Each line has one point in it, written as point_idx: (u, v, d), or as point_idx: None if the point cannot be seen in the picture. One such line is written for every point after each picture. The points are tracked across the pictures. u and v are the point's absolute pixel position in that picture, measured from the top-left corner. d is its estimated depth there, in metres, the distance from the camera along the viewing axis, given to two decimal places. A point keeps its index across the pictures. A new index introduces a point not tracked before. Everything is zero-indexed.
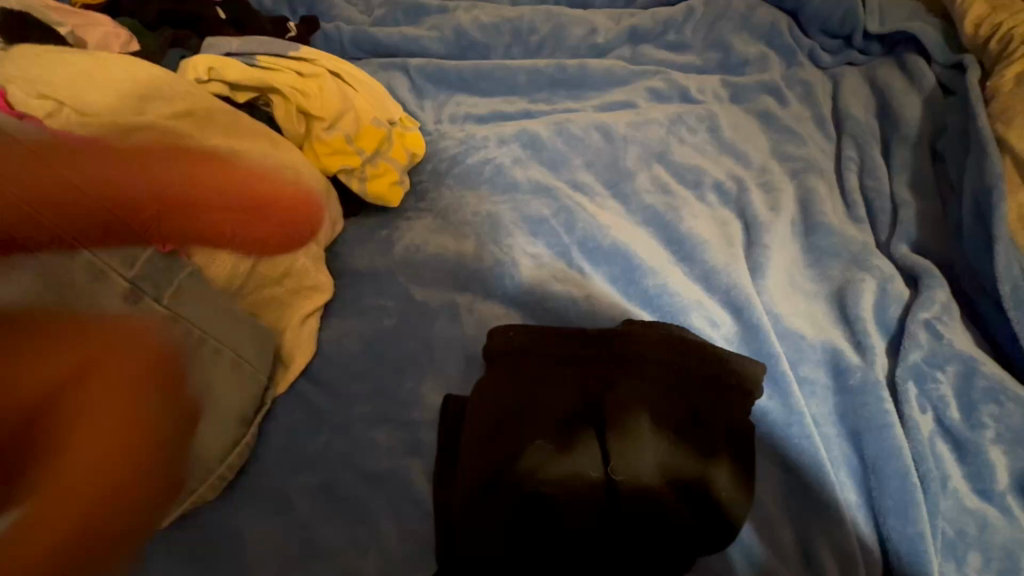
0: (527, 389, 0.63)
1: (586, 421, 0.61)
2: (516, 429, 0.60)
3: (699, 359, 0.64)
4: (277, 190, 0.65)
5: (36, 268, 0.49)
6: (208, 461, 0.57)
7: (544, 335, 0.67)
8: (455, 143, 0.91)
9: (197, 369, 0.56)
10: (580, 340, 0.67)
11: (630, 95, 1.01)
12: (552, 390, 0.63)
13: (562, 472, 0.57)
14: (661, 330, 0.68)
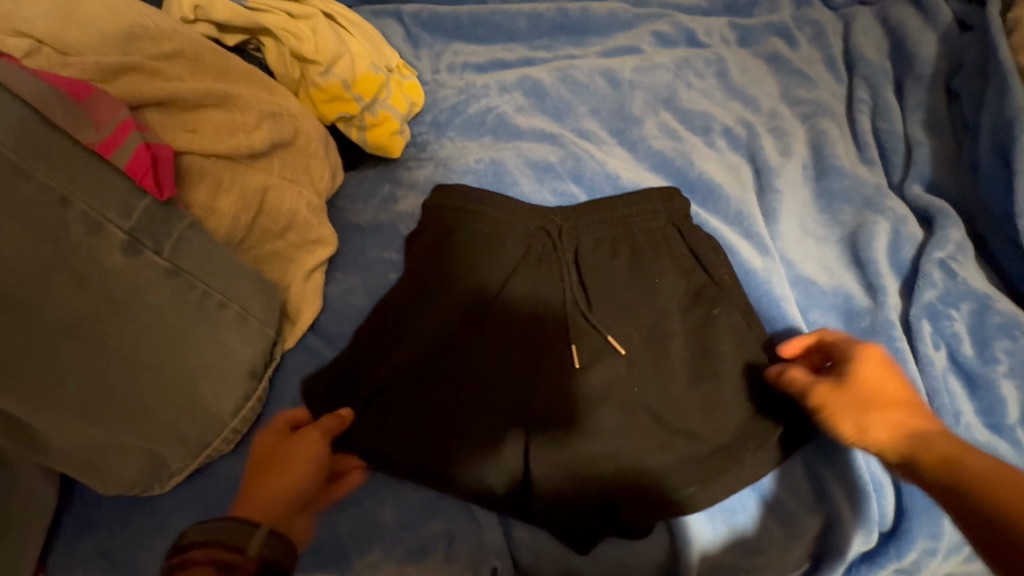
0: (468, 311, 0.67)
1: (478, 381, 0.63)
2: (466, 363, 0.64)
3: (505, 331, 0.66)
4: (297, 129, 0.64)
5: (180, 230, 0.55)
6: (220, 414, 0.58)
7: (457, 349, 0.65)
8: (454, 93, 0.89)
9: (205, 328, 0.56)
10: (441, 345, 0.65)
11: (634, 39, 0.98)
12: (475, 308, 0.67)
13: (526, 304, 0.67)
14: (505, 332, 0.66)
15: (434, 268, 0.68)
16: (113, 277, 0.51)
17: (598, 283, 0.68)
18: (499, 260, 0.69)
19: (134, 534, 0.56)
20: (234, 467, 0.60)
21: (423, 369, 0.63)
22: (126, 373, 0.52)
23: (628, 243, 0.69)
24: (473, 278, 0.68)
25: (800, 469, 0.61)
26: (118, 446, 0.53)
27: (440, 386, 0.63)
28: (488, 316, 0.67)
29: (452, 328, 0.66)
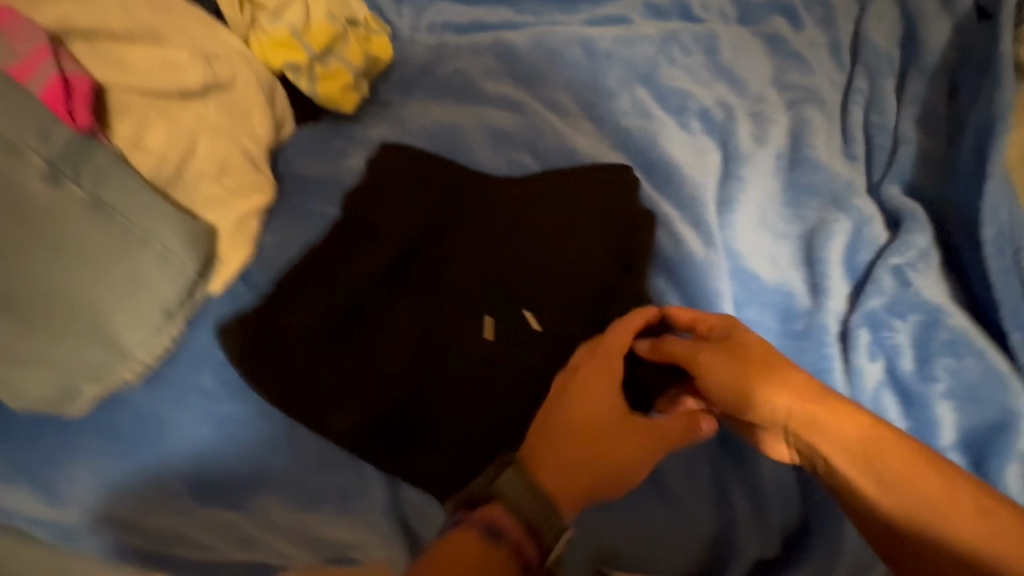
0: (390, 270, 0.65)
1: (388, 343, 0.62)
2: (378, 323, 0.63)
3: (425, 296, 0.65)
4: (234, 69, 0.65)
5: (100, 161, 0.56)
6: (129, 346, 0.59)
7: (373, 308, 0.64)
8: (425, 52, 0.87)
9: (121, 260, 0.57)
10: (357, 302, 0.63)
11: (625, 9, 0.93)
12: (398, 269, 0.66)
13: (450, 271, 0.66)
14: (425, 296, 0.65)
15: (363, 225, 0.68)
16: (29, 201, 0.53)
17: (525, 257, 0.67)
18: (432, 223, 0.68)
19: (48, 449, 0.60)
20: (143, 400, 0.61)
21: (333, 325, 0.62)
22: (38, 295, 0.54)
23: (562, 222, 0.69)
24: (402, 238, 0.66)
25: (705, 467, 0.59)
26: (28, 363, 0.55)
27: (349, 343, 0.62)
28: (410, 279, 0.66)
29: (369, 286, 0.64)
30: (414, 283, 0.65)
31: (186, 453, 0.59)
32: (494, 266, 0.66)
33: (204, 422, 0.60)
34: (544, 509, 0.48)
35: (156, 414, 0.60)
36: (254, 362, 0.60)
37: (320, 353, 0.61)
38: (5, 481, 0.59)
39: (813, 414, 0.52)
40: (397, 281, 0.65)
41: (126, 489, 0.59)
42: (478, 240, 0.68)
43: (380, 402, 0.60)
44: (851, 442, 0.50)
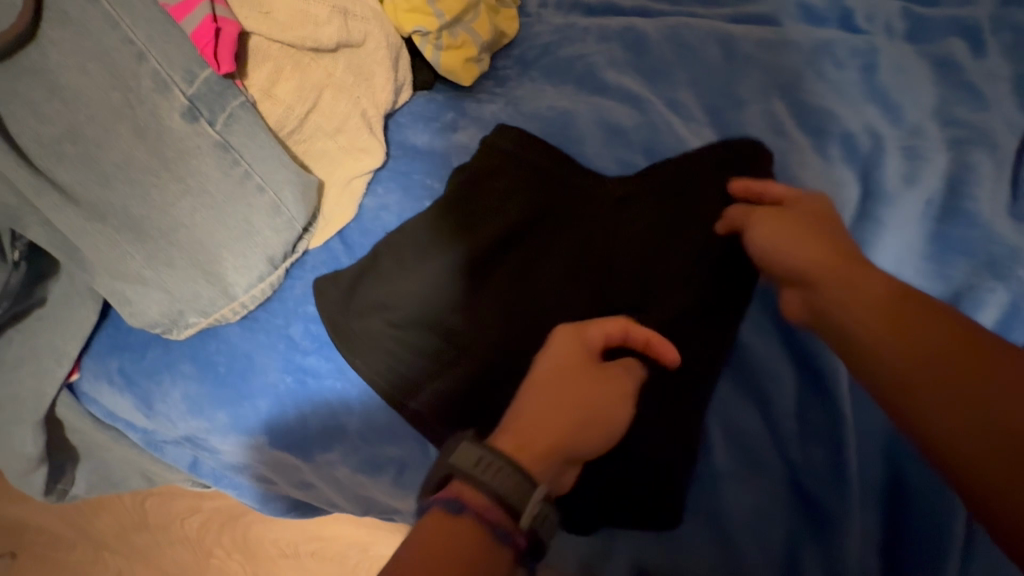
0: (478, 254, 0.63)
1: (467, 330, 0.60)
2: (460, 306, 0.61)
3: (511, 287, 0.62)
4: (365, 32, 0.64)
5: (232, 106, 0.58)
6: (232, 286, 0.61)
7: (455, 289, 0.62)
8: (551, 31, 0.83)
9: (238, 203, 0.60)
10: (441, 281, 0.62)
11: (775, 8, 0.84)
12: (488, 254, 0.63)
13: (540, 267, 0.63)
14: (510, 287, 0.62)
15: (459, 202, 0.66)
16: (170, 139, 0.56)
17: (625, 267, 0.62)
18: (531, 215, 0.65)
19: (149, 365, 0.64)
20: (234, 338, 0.63)
21: (418, 301, 0.61)
22: (159, 226, 0.57)
23: (671, 235, 0.63)
24: (494, 224, 0.64)
25: (780, 532, 0.53)
26: (142, 287, 0.59)
27: (429, 321, 0.61)
28: (497, 266, 0.63)
29: (453, 265, 0.62)
30: (505, 275, 0.63)
31: (266, 395, 0.62)
32: (584, 272, 0.62)
33: (285, 370, 0.62)
34: (514, 477, 0.46)
35: (245, 352, 0.63)
36: (342, 326, 0.61)
37: (404, 329, 0.61)
38: (112, 386, 0.65)
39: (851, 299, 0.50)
40: (484, 270, 0.63)
41: (211, 414, 0.64)
42: (574, 241, 0.64)
43: (455, 390, 0.59)
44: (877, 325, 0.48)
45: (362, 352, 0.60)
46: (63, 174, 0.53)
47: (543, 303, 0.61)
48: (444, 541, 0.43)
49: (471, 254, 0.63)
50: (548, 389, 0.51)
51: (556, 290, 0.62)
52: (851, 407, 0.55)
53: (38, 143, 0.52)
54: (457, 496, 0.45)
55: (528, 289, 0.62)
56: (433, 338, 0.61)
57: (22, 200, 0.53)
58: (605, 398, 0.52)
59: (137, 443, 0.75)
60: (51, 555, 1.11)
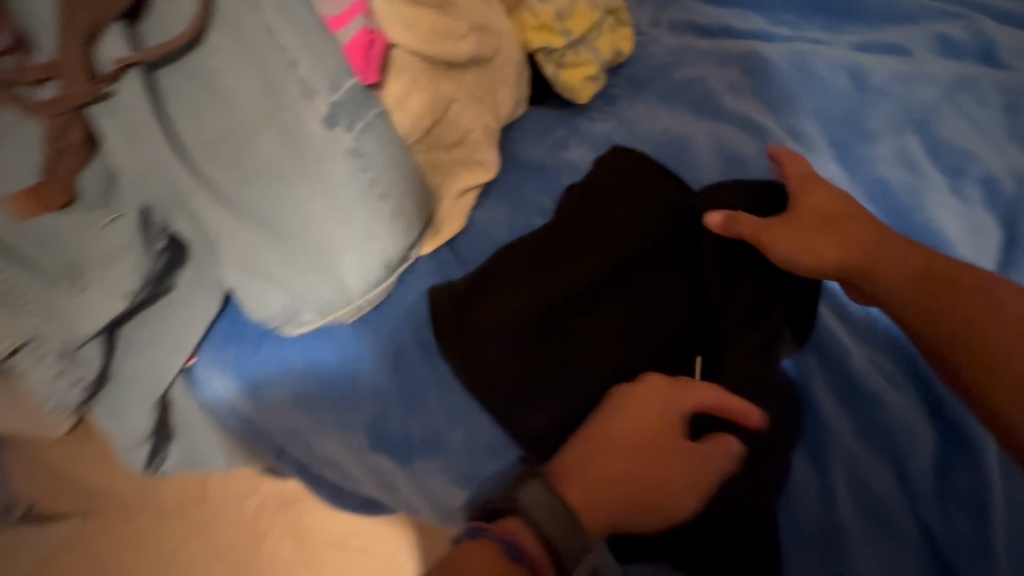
0: (601, 281, 0.63)
1: (588, 357, 0.60)
2: (579, 331, 0.61)
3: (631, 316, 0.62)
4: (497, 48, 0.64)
5: (370, 116, 0.59)
6: (350, 290, 0.62)
7: (576, 314, 0.62)
8: (666, 51, 0.82)
9: (363, 210, 0.60)
10: (564, 306, 0.62)
11: (909, 38, 0.79)
12: (609, 281, 0.63)
13: (661, 299, 0.62)
14: (630, 316, 0.62)
15: (581, 226, 0.65)
16: (310, 145, 0.57)
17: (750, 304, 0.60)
18: (651, 242, 0.64)
19: (263, 358, 0.66)
20: (345, 340, 0.65)
21: (541, 321, 0.61)
22: (292, 227, 0.59)
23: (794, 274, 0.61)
24: (619, 251, 0.64)
25: None
26: (269, 283, 0.61)
27: (548, 343, 0.61)
28: (618, 295, 0.63)
29: (577, 288, 0.62)
30: (627, 303, 0.62)
31: (373, 400, 0.63)
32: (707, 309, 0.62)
33: (394, 376, 0.63)
34: (562, 522, 0.45)
35: (355, 356, 0.64)
36: (458, 335, 0.61)
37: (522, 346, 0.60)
38: (225, 375, 0.68)
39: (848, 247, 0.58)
40: (604, 297, 0.63)
41: (317, 412, 0.65)
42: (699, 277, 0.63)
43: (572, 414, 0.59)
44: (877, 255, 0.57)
45: (480, 369, 0.59)
46: (215, 173, 0.56)
47: (664, 335, 0.61)
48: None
49: (595, 279, 0.63)
50: (592, 439, 0.51)
51: (678, 324, 0.61)
52: (999, 478, 0.52)
53: (196, 143, 0.55)
54: (509, 535, 0.45)
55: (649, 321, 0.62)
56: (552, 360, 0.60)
57: (177, 199, 0.57)
58: (678, 475, 0.50)
59: (233, 430, 0.78)
60: (119, 520, 1.16)
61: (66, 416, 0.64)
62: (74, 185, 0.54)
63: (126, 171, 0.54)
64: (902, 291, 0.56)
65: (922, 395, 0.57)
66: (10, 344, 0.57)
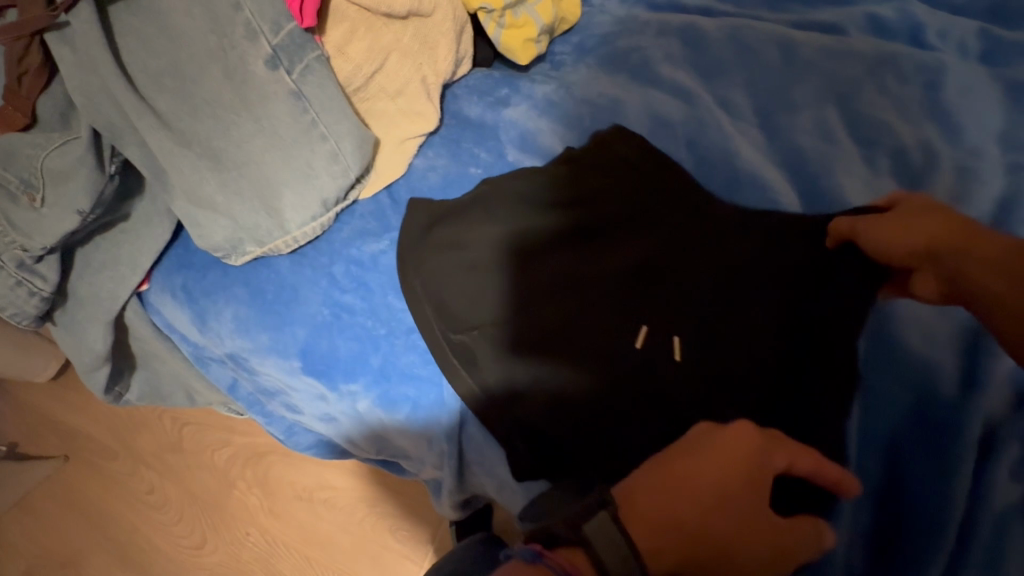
0: (542, 230, 0.65)
1: (522, 300, 0.62)
2: (511, 273, 0.63)
3: (568, 264, 0.63)
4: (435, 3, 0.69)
5: (309, 59, 0.64)
6: (288, 223, 0.67)
7: (512, 258, 0.64)
8: (611, 21, 0.86)
9: (303, 148, 0.66)
10: (501, 251, 0.64)
11: (842, 17, 0.83)
12: (550, 230, 0.65)
13: (603, 252, 0.64)
14: (567, 264, 0.63)
15: (524, 183, 0.68)
16: (252, 82, 0.63)
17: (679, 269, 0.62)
18: (622, 217, 0.65)
19: (209, 285, 0.72)
20: (284, 271, 0.70)
21: (475, 263, 0.64)
22: (233, 160, 0.64)
23: (766, 261, 0.61)
24: (557, 206, 0.67)
25: None
26: (211, 212, 0.66)
27: (479, 283, 0.63)
28: (556, 242, 0.64)
29: (513, 233, 0.65)
30: (568, 252, 0.64)
31: (305, 326, 0.68)
32: (642, 266, 0.62)
33: (325, 304, 0.68)
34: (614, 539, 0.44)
35: (292, 285, 0.69)
36: (407, 287, 0.65)
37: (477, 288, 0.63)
38: (174, 300, 0.73)
39: (887, 223, 0.58)
40: (546, 245, 0.64)
41: (255, 336, 0.70)
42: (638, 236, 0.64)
43: (491, 353, 0.60)
44: (908, 233, 0.56)
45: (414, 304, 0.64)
46: (161, 102, 0.61)
47: (598, 285, 0.62)
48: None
49: (535, 228, 0.65)
50: (668, 468, 0.49)
51: (614, 276, 0.62)
52: (857, 414, 0.55)
53: (144, 73, 0.60)
54: (564, 563, 0.43)
55: (586, 270, 0.62)
56: (483, 299, 0.62)
57: (125, 120, 0.61)
58: (699, 473, 0.48)
59: (188, 358, 0.83)
60: (97, 460, 1.22)
61: (30, 327, 0.70)
62: (34, 110, 0.60)
63: (78, 94, 0.59)
64: (926, 238, 0.56)
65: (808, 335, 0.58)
66: None
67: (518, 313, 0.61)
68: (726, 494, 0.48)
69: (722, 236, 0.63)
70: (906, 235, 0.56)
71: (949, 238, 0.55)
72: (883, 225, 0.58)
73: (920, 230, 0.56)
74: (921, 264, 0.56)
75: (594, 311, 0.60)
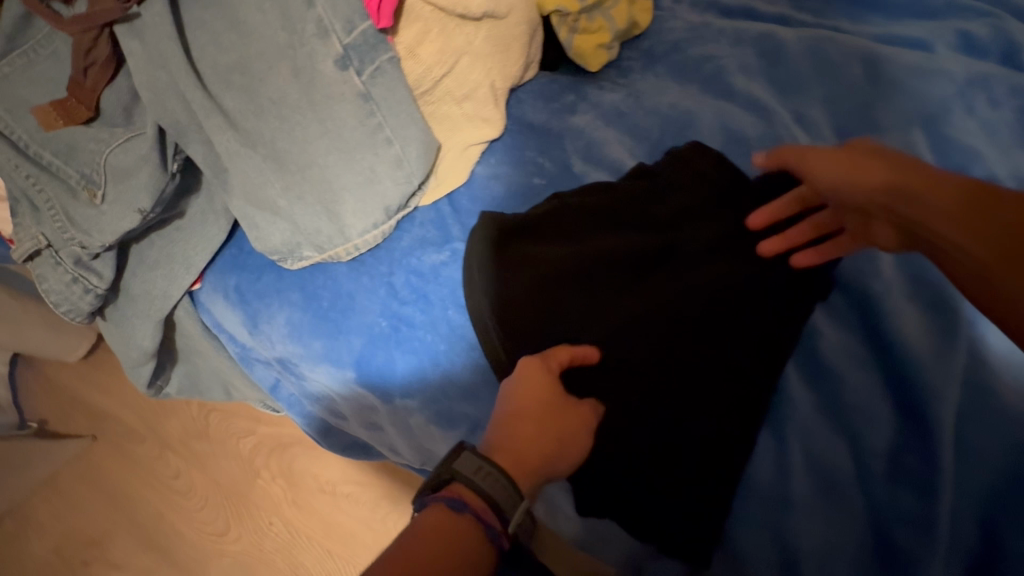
0: (610, 254, 0.63)
1: (591, 325, 0.60)
2: (580, 295, 0.62)
3: (638, 290, 0.62)
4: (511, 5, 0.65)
5: (380, 60, 0.61)
6: (348, 229, 0.65)
7: (580, 281, 0.62)
8: (684, 27, 0.82)
9: (368, 152, 0.63)
10: (569, 273, 0.63)
11: (928, 32, 0.79)
12: (619, 254, 0.63)
13: (675, 278, 0.62)
14: (637, 290, 0.62)
15: (593, 203, 0.67)
16: (321, 81, 0.60)
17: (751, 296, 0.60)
18: (693, 242, 0.64)
19: (263, 287, 0.70)
20: (341, 278, 0.68)
21: (542, 283, 0.62)
22: (297, 162, 0.62)
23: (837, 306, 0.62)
24: (626, 232, 0.66)
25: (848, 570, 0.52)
26: (271, 215, 0.64)
27: (546, 304, 0.62)
28: (624, 267, 0.63)
29: (583, 254, 0.63)
30: (637, 279, 0.63)
31: (361, 335, 0.66)
32: (717, 291, 0.60)
33: (383, 315, 0.66)
34: (504, 484, 0.49)
35: (349, 293, 0.67)
36: (472, 304, 0.63)
37: (575, 307, 0.62)
38: (226, 300, 0.71)
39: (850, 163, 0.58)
40: (616, 270, 0.63)
41: (307, 343, 0.68)
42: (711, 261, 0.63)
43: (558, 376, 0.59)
44: (856, 183, 0.57)
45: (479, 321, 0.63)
46: (228, 101, 0.59)
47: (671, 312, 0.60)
48: (447, 539, 0.45)
49: (605, 252, 0.63)
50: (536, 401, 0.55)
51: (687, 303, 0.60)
52: (953, 465, 0.52)
53: (213, 70, 0.58)
54: (460, 496, 0.48)
55: (658, 296, 0.61)
56: (549, 321, 0.61)
57: (191, 118, 0.58)
58: (522, 403, 0.55)
59: (233, 357, 0.82)
60: (124, 444, 1.21)
61: (83, 324, 0.68)
62: (97, 102, 0.58)
63: (146, 90, 0.57)
64: (884, 183, 0.56)
65: (892, 383, 0.57)
66: (32, 247, 0.61)
67: (588, 337, 0.60)
68: (536, 413, 0.54)
69: (799, 275, 0.62)
70: (869, 187, 0.56)
71: (848, 168, 0.58)
72: (870, 168, 0.57)
73: (844, 174, 0.58)
74: (875, 224, 0.59)
75: (664, 338, 0.59)
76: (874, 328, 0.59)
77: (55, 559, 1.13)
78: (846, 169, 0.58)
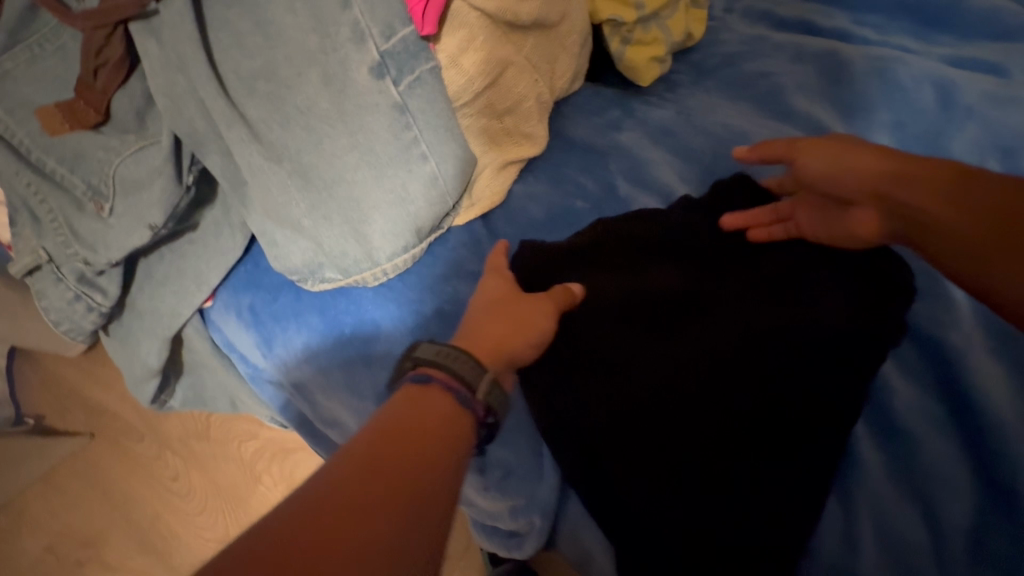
0: (658, 294, 0.58)
1: (639, 370, 0.54)
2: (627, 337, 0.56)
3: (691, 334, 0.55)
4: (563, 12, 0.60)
5: (420, 70, 0.55)
6: (375, 252, 0.60)
7: (626, 322, 0.57)
8: (738, 41, 0.77)
9: (400, 169, 0.57)
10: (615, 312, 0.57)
11: (1005, 57, 0.73)
12: (668, 294, 0.57)
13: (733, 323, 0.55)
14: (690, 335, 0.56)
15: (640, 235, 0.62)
16: (353, 91, 0.54)
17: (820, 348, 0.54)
18: (751, 283, 0.58)
19: (279, 309, 0.64)
20: (365, 303, 0.63)
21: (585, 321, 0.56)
22: (322, 178, 0.56)
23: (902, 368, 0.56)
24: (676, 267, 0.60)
25: None
26: (293, 235, 0.58)
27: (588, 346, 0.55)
28: (675, 307, 0.57)
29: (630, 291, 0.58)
30: (691, 322, 0.56)
31: (384, 366, 0.61)
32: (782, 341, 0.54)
33: (409, 346, 0.61)
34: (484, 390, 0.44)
35: (372, 320, 0.62)
36: None
37: (616, 347, 0.55)
38: (239, 320, 0.66)
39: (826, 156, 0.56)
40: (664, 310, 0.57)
41: (325, 371, 0.63)
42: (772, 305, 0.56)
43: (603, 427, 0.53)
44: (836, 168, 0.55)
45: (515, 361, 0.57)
46: (252, 110, 0.53)
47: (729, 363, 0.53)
48: (406, 438, 0.38)
49: (653, 291, 0.58)
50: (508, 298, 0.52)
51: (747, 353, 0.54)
52: None
53: (237, 75, 0.52)
54: (428, 379, 0.42)
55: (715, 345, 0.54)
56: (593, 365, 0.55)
57: (210, 127, 0.53)
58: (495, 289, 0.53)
59: (242, 376, 0.77)
60: (123, 441, 1.15)
61: (83, 341, 0.63)
62: (108, 106, 0.53)
63: (162, 95, 0.52)
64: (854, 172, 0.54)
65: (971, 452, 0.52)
66: (31, 262, 0.56)
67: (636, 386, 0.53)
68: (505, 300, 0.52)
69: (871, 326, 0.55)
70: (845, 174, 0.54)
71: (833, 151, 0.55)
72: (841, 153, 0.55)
73: (823, 159, 0.55)
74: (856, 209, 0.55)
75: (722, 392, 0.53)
76: (953, 385, 0.54)
77: (47, 557, 1.06)
78: (829, 159, 0.55)
